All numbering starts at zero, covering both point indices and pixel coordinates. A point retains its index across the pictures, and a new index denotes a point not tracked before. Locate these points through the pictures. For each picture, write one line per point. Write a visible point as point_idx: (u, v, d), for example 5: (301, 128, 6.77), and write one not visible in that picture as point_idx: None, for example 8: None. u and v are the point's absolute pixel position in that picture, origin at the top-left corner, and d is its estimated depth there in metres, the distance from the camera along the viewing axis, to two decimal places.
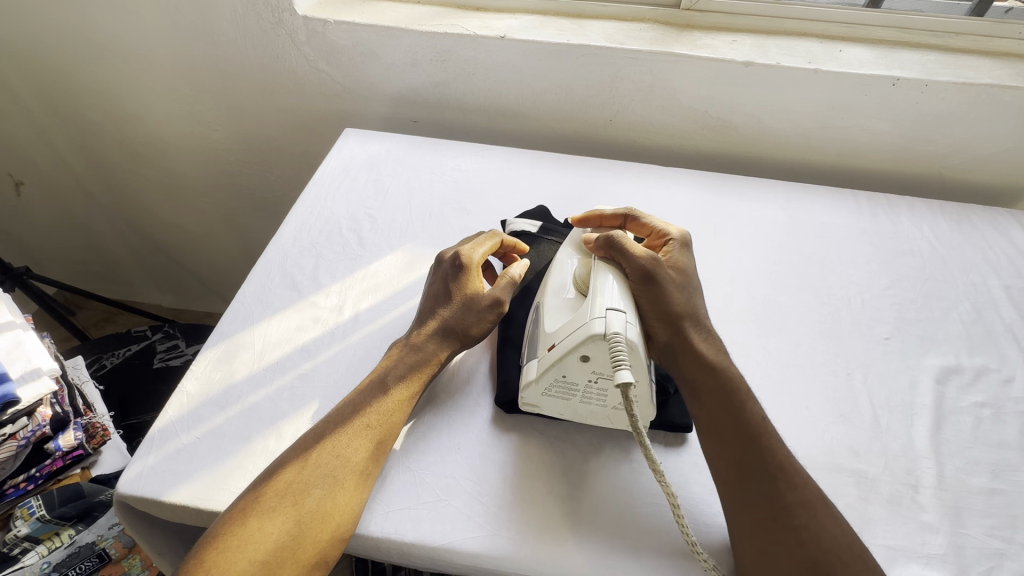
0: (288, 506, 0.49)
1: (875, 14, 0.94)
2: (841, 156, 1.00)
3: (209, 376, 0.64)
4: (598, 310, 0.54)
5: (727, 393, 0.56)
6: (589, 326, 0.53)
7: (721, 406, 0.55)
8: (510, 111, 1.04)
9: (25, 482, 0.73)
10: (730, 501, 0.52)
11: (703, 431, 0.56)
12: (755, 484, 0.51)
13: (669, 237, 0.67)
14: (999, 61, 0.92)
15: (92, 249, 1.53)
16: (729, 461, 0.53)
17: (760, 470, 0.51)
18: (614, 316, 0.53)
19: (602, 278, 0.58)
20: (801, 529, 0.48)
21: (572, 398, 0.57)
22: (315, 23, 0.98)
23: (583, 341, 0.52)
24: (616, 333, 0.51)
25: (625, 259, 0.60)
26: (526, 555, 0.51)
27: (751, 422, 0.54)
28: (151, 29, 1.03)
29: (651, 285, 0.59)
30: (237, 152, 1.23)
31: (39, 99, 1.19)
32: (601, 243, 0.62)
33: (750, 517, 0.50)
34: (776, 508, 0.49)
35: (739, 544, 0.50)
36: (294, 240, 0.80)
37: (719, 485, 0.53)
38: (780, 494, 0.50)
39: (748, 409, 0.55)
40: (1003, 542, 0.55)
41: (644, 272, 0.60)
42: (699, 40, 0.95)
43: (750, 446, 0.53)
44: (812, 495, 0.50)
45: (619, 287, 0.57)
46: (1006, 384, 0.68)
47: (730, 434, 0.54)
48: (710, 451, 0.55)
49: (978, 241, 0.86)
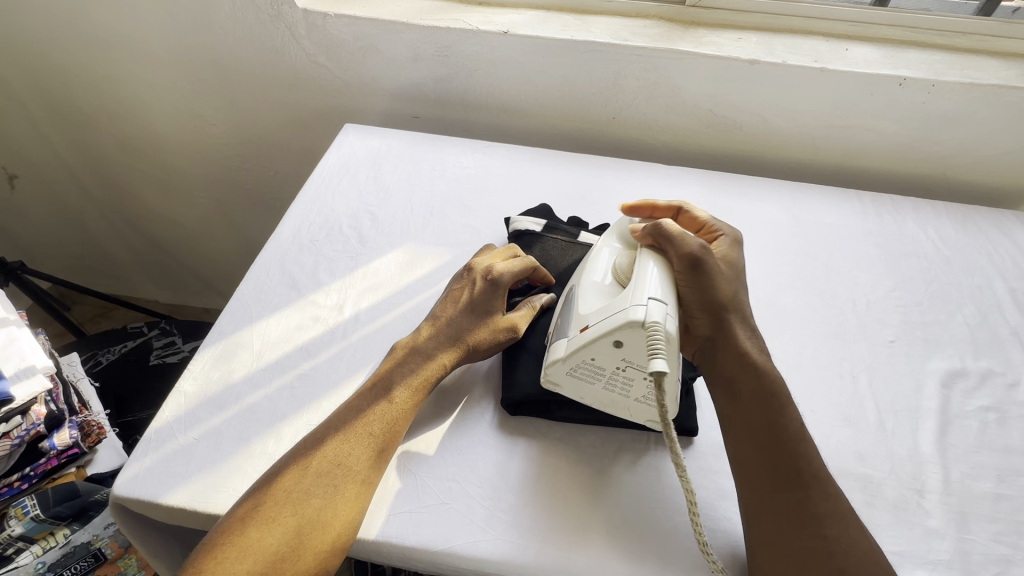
0: (288, 515, 0.48)
1: (881, 13, 0.93)
2: (846, 155, 0.99)
3: (207, 376, 0.63)
4: (638, 297, 0.53)
5: (768, 396, 0.55)
6: (628, 312, 0.52)
7: (762, 408, 0.54)
8: (512, 107, 1.03)
9: (19, 481, 0.72)
10: (755, 507, 0.51)
11: (735, 429, 0.55)
12: (787, 491, 0.50)
13: (721, 233, 0.66)
14: (1005, 62, 0.91)
15: (87, 244, 1.51)
16: (760, 467, 0.52)
17: (794, 478, 0.51)
18: (655, 305, 0.52)
19: (644, 264, 0.57)
20: (831, 539, 0.48)
21: (596, 382, 0.56)
22: (315, 17, 0.96)
23: (620, 326, 0.51)
24: (655, 323, 0.50)
25: (672, 245, 0.58)
26: (530, 560, 0.51)
27: (789, 427, 0.54)
28: (147, 21, 1.01)
29: (699, 276, 0.57)
30: (235, 147, 1.22)
31: (33, 91, 1.17)
32: (648, 231, 0.60)
33: (777, 525, 0.49)
34: (806, 517, 0.49)
35: (759, 552, 0.49)
36: (293, 237, 0.79)
37: (743, 489, 0.52)
38: (812, 503, 0.50)
39: (788, 414, 0.54)
40: (1009, 548, 0.54)
41: (692, 261, 0.57)
42: (704, 37, 0.93)
43: (784, 453, 0.52)
44: (841, 508, 0.50)
45: (661, 274, 0.56)
46: (1011, 388, 0.68)
47: (766, 439, 0.53)
48: (738, 453, 0.54)
49: (983, 243, 0.86)
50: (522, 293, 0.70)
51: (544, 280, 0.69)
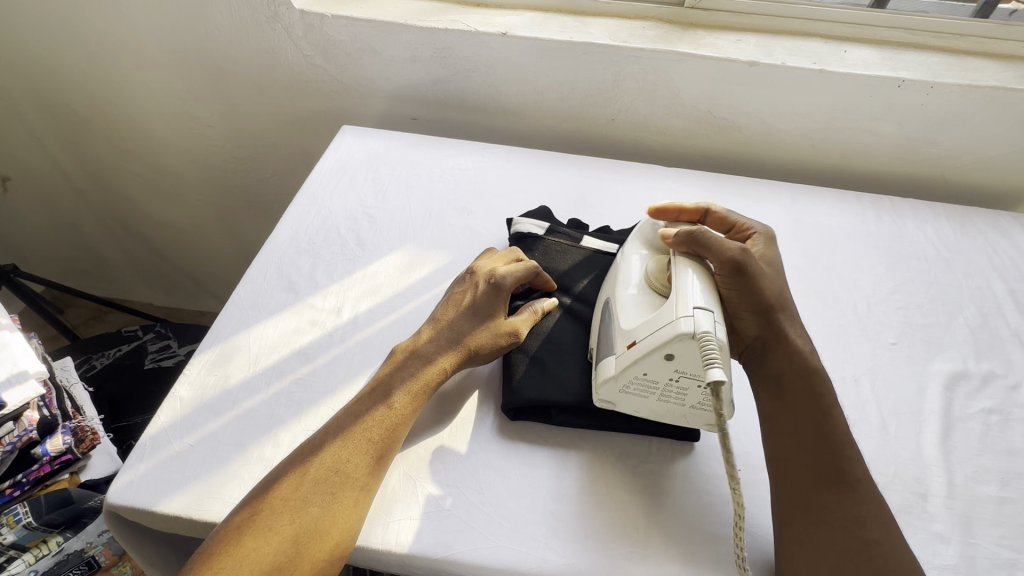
0: (285, 524, 0.47)
1: (879, 15, 0.93)
2: (844, 157, 0.99)
3: (204, 381, 0.62)
4: (684, 309, 0.52)
5: (816, 396, 0.54)
6: (675, 325, 0.51)
7: (811, 409, 0.53)
8: (510, 109, 1.03)
9: (11, 488, 0.70)
10: (792, 507, 0.50)
11: (778, 427, 0.54)
12: (829, 492, 0.49)
13: (753, 231, 0.65)
14: (1004, 63, 0.91)
15: (81, 246, 1.49)
16: (802, 466, 0.51)
17: (837, 479, 0.50)
18: (702, 315, 0.51)
19: (683, 273, 0.56)
20: (873, 543, 0.47)
21: (650, 396, 0.55)
22: (312, 18, 0.95)
23: (669, 340, 0.50)
24: (706, 332, 0.49)
25: (712, 253, 0.57)
26: (531, 565, 0.50)
27: (835, 428, 0.53)
28: (142, 22, 1.00)
29: (743, 280, 0.57)
30: (232, 149, 1.21)
31: (27, 92, 1.16)
32: (682, 238, 0.58)
33: (815, 525, 0.48)
34: (847, 518, 0.48)
35: (794, 553, 0.48)
36: (291, 240, 0.78)
37: (781, 488, 0.51)
38: (853, 505, 0.49)
39: (834, 415, 0.53)
40: (1014, 552, 0.54)
41: (734, 267, 0.56)
42: (703, 39, 0.93)
43: (830, 454, 0.51)
44: (883, 512, 0.49)
45: (702, 282, 0.55)
46: (1013, 390, 0.68)
47: (812, 439, 0.52)
48: (779, 452, 0.53)
49: (982, 245, 0.86)
50: (524, 296, 0.69)
51: (545, 285, 0.69)
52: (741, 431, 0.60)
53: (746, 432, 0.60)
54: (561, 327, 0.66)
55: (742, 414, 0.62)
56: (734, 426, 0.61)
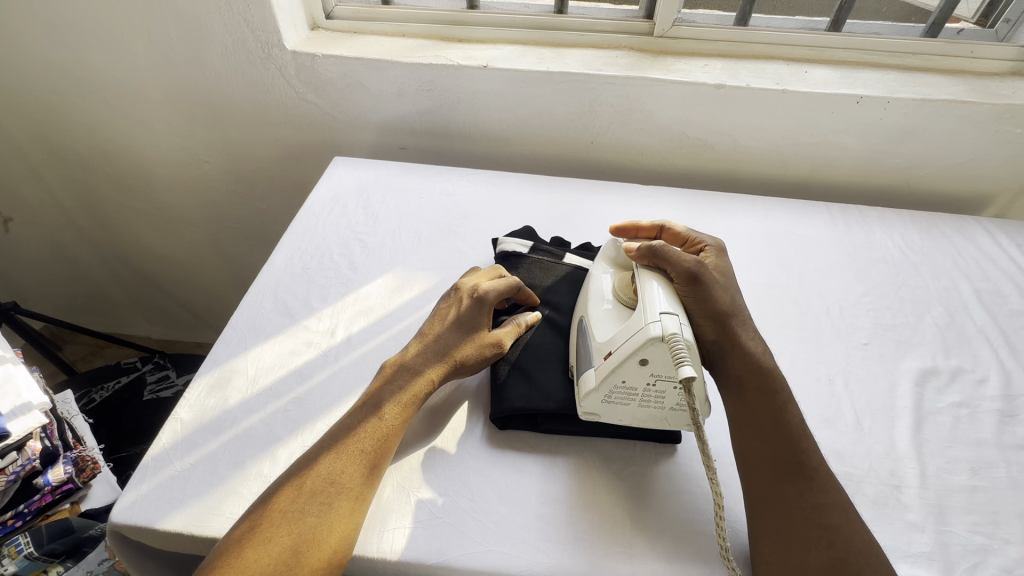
0: (285, 535, 0.49)
1: (836, 37, 0.99)
2: (813, 169, 1.04)
3: (203, 404, 0.64)
4: (651, 315, 0.55)
5: (770, 393, 0.58)
6: (646, 331, 0.54)
7: (765, 406, 0.57)
8: (494, 136, 1.08)
9: (14, 519, 0.72)
10: (757, 499, 0.53)
11: (741, 428, 0.57)
12: (789, 483, 0.52)
13: (705, 244, 0.71)
14: (956, 78, 0.97)
15: (80, 281, 1.51)
16: (764, 461, 0.54)
17: (796, 470, 0.53)
18: (669, 319, 0.54)
19: (647, 284, 0.60)
20: (832, 529, 0.50)
21: (632, 403, 0.58)
22: (304, 57, 1.01)
23: (642, 345, 0.53)
24: (674, 334, 0.53)
25: (669, 265, 0.62)
26: (520, 568, 0.52)
27: (791, 423, 0.56)
28: (141, 63, 1.05)
29: (698, 288, 0.61)
30: (227, 182, 1.25)
31: (31, 137, 1.20)
32: (643, 252, 0.63)
33: (778, 514, 0.51)
34: (807, 506, 0.51)
35: (761, 542, 0.51)
36: (286, 265, 0.81)
37: (747, 483, 0.54)
38: (812, 494, 0.52)
39: (788, 410, 0.57)
40: (986, 538, 0.56)
41: (689, 276, 0.61)
42: (673, 65, 0.99)
43: (787, 448, 0.54)
44: (839, 499, 0.52)
45: (665, 290, 0.59)
46: (981, 383, 0.71)
47: (769, 434, 0.56)
48: (744, 450, 0.56)
49: (947, 249, 0.90)
50: (509, 311, 0.73)
51: (529, 300, 0.72)
52: (720, 431, 0.63)
53: (724, 432, 0.63)
54: (545, 339, 0.70)
55: (720, 416, 0.64)
56: (713, 426, 0.63)
